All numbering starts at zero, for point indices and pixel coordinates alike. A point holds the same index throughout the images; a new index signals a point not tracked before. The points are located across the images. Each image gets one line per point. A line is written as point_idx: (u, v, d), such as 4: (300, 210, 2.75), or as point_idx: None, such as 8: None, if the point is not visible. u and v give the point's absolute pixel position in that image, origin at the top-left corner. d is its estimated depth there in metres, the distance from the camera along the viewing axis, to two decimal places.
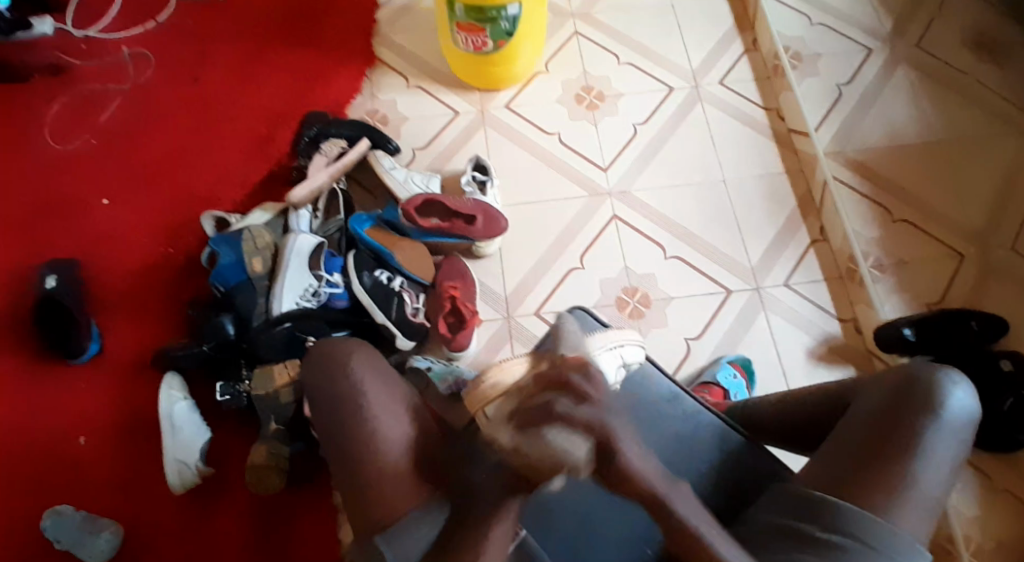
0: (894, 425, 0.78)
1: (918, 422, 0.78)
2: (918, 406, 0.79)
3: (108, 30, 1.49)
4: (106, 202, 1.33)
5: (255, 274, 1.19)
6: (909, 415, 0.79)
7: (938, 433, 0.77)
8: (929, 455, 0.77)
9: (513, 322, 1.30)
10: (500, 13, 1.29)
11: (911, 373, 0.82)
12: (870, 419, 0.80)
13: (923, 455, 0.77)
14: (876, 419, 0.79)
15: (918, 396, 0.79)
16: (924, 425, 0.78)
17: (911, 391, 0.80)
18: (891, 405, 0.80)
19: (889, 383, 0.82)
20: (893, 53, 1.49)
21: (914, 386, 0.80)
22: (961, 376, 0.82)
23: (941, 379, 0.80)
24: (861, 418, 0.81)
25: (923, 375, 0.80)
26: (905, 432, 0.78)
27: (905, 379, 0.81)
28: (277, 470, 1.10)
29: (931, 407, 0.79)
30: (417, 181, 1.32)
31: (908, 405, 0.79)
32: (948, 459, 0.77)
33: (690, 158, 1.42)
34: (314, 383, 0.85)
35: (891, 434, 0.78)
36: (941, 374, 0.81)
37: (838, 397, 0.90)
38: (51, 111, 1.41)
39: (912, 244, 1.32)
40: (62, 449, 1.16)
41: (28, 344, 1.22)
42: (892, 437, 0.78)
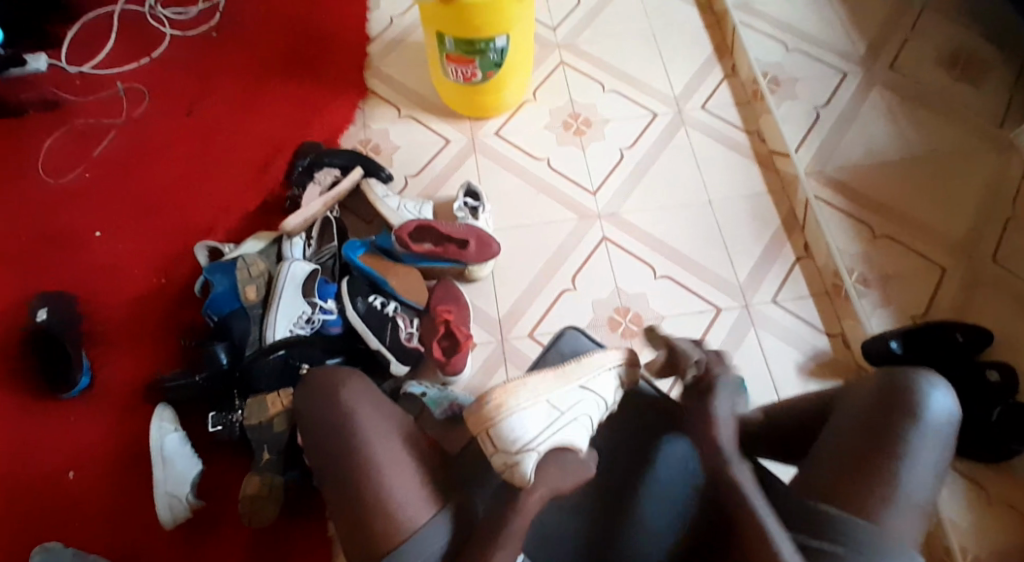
0: (878, 430, 0.80)
1: (900, 425, 0.79)
2: (900, 409, 0.80)
3: (102, 65, 1.53)
4: (99, 233, 1.37)
5: (249, 302, 1.24)
6: (891, 419, 0.80)
7: (921, 436, 0.79)
8: (913, 459, 0.78)
9: (507, 344, 1.31)
10: (488, 45, 1.33)
11: (891, 376, 0.84)
12: (855, 426, 0.81)
13: (907, 458, 0.78)
14: (859, 429, 0.81)
15: (899, 400, 0.81)
16: (907, 428, 0.79)
17: (893, 396, 0.81)
18: (874, 411, 0.81)
19: (870, 391, 0.83)
20: (868, 77, 1.56)
21: (894, 392, 0.82)
22: (940, 378, 0.83)
23: (920, 381, 0.81)
24: (848, 422, 0.82)
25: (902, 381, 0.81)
26: (889, 436, 0.79)
27: (885, 386, 0.82)
28: (270, 500, 1.14)
29: (913, 410, 0.80)
30: (410, 208, 1.36)
31: (890, 409, 0.80)
32: (933, 462, 0.79)
33: (677, 180, 1.46)
34: (309, 407, 0.88)
35: (876, 438, 0.79)
36: (921, 377, 0.82)
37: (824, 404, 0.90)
38: (45, 145, 1.45)
39: (894, 259, 1.37)
40: (54, 483, 1.19)
41: (21, 379, 1.26)
42: (877, 440, 0.79)
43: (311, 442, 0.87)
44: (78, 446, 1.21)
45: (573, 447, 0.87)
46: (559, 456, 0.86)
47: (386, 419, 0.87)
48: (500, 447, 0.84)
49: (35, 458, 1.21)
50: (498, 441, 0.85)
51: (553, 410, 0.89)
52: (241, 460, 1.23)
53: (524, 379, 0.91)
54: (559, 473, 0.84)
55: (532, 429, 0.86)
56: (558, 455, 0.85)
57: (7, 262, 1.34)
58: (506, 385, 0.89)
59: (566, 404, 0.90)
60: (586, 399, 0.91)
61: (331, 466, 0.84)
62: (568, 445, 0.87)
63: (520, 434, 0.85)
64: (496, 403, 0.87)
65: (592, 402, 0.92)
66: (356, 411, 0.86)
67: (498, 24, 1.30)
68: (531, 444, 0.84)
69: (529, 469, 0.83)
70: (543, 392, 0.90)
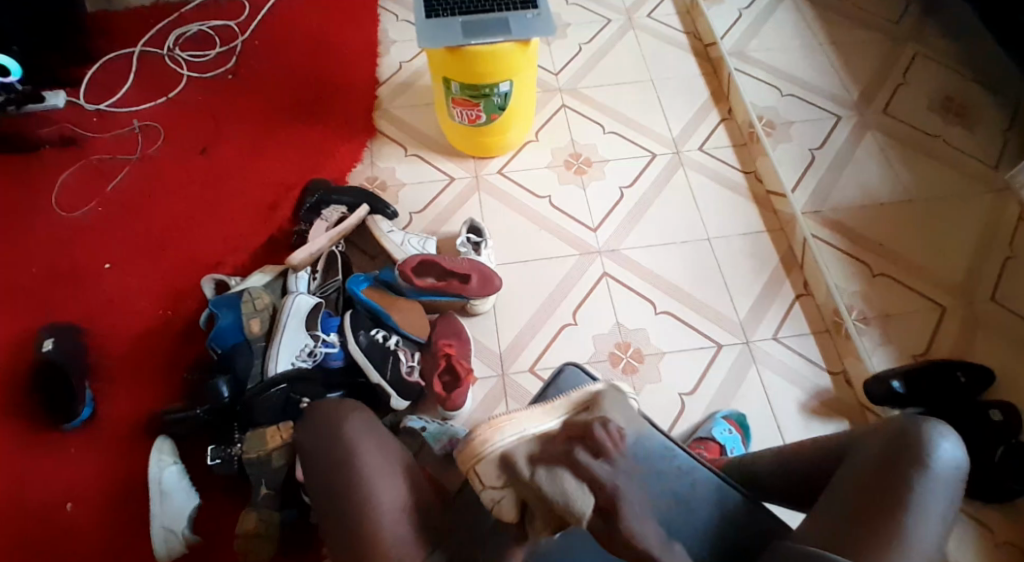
0: (886, 482, 0.80)
1: (908, 476, 0.79)
2: (908, 458, 0.80)
3: (118, 105, 1.58)
4: (109, 265, 1.40)
5: (252, 335, 1.25)
6: (899, 470, 0.80)
7: (928, 486, 0.79)
8: (921, 509, 0.78)
9: (507, 379, 1.32)
10: (493, 90, 1.38)
11: (899, 424, 0.84)
12: (863, 477, 0.82)
13: (916, 509, 0.78)
14: (867, 479, 0.81)
15: (906, 449, 0.81)
16: (915, 477, 0.79)
17: (902, 444, 0.82)
18: (882, 461, 0.81)
19: (879, 440, 0.84)
20: (862, 121, 1.59)
21: (903, 442, 0.82)
22: (950, 429, 0.83)
23: (928, 431, 0.82)
24: (857, 473, 0.83)
25: (911, 430, 0.82)
26: (897, 486, 0.79)
27: (895, 435, 0.83)
28: (266, 536, 1.14)
29: (920, 460, 0.80)
30: (414, 244, 1.37)
31: (897, 459, 0.81)
32: (941, 513, 0.78)
33: (676, 219, 1.48)
34: (307, 437, 0.89)
35: (882, 489, 0.80)
36: (929, 426, 0.82)
37: (832, 451, 0.90)
38: (59, 181, 1.48)
39: (894, 298, 1.38)
40: (51, 515, 1.18)
41: (22, 411, 1.26)
42: (883, 494, 0.79)
43: (311, 465, 0.87)
44: (76, 477, 1.21)
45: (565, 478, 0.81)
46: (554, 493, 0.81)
47: (382, 450, 0.87)
48: (488, 483, 0.79)
49: (34, 489, 1.20)
50: (486, 477, 0.79)
51: (548, 443, 0.82)
52: (240, 492, 1.22)
53: (514, 414, 0.82)
54: (551, 511, 0.80)
55: (522, 467, 0.79)
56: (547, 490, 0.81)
57: (17, 293, 1.36)
58: (496, 419, 0.81)
59: (567, 437, 0.83)
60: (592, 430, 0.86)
61: (331, 488, 0.84)
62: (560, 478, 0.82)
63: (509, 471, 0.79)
64: (484, 439, 0.80)
65: (593, 430, 0.86)
66: (353, 441, 0.86)
67: (502, 71, 1.34)
68: (519, 479, 0.80)
69: (515, 507, 0.81)
70: (535, 428, 0.81)
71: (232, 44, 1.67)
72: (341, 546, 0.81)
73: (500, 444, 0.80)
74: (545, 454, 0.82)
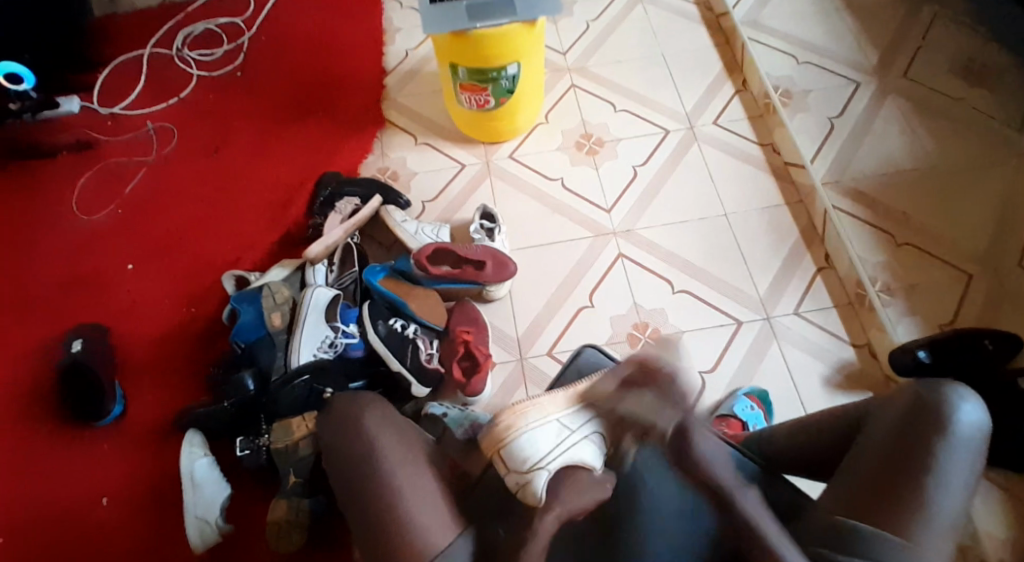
0: (906, 449, 0.79)
1: (930, 441, 0.78)
2: (927, 426, 0.79)
3: (134, 107, 1.60)
4: (132, 266, 1.43)
5: (274, 328, 1.26)
6: (920, 435, 0.79)
7: (952, 450, 0.78)
8: (943, 476, 0.77)
9: (526, 363, 1.32)
10: (499, 74, 1.37)
11: (917, 392, 0.83)
12: (882, 448, 0.80)
13: (938, 474, 0.77)
14: (888, 446, 0.80)
15: (926, 418, 0.80)
16: (936, 445, 0.78)
17: (923, 409, 0.81)
18: (901, 428, 0.80)
19: (900, 406, 0.82)
20: (881, 85, 1.55)
21: (925, 407, 0.81)
22: (972, 393, 0.82)
23: (948, 394, 0.81)
24: (874, 443, 0.81)
25: (933, 395, 0.81)
26: (915, 452, 0.78)
27: (915, 400, 0.82)
28: (296, 524, 1.16)
29: (942, 427, 0.79)
30: (428, 232, 1.38)
31: (917, 423, 0.80)
32: (964, 480, 0.77)
33: (692, 195, 1.47)
34: (328, 435, 0.89)
35: (904, 455, 0.78)
36: (948, 392, 0.81)
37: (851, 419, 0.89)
38: (81, 186, 1.51)
39: (918, 266, 1.35)
40: (88, 510, 1.22)
41: (56, 412, 1.30)
42: (904, 460, 0.78)
43: (329, 458, 0.88)
44: (110, 474, 1.25)
45: (585, 464, 0.88)
46: (573, 475, 0.87)
47: (399, 437, 0.88)
48: (512, 467, 0.87)
49: (70, 486, 1.24)
50: (510, 461, 0.88)
51: (564, 429, 0.91)
52: (267, 484, 1.25)
53: (536, 398, 0.94)
54: (573, 492, 0.85)
55: (543, 447, 0.88)
56: (570, 474, 0.87)
57: (44, 297, 1.40)
58: (517, 406, 0.93)
59: (577, 422, 0.92)
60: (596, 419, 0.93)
61: (348, 480, 0.85)
62: (581, 464, 0.88)
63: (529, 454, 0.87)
64: (507, 424, 0.92)
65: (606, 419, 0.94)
66: (370, 433, 0.87)
67: (508, 54, 1.33)
68: (541, 462, 0.86)
69: (540, 487, 0.85)
70: (552, 412, 0.93)
71: (241, 40, 1.68)
72: (360, 535, 0.82)
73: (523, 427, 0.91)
74: (563, 437, 0.90)
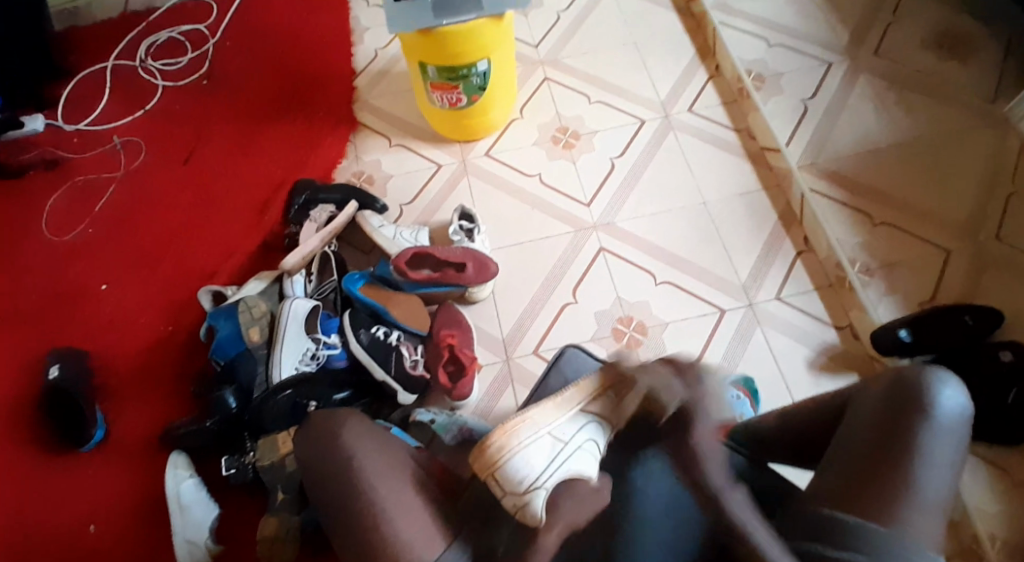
0: (889, 435, 0.79)
1: (914, 425, 0.79)
2: (911, 407, 0.80)
3: (98, 121, 1.57)
4: (106, 285, 1.40)
5: (253, 343, 1.24)
6: (904, 421, 0.79)
7: (935, 434, 0.78)
8: (927, 459, 0.77)
9: (513, 363, 1.31)
10: (470, 71, 1.35)
11: (899, 375, 0.83)
12: (868, 433, 0.80)
13: (922, 459, 0.77)
14: (873, 433, 0.80)
15: (908, 400, 0.80)
16: (920, 425, 0.79)
17: (905, 393, 0.81)
18: (885, 414, 0.80)
19: (882, 392, 0.83)
20: (853, 64, 1.55)
21: (906, 391, 0.81)
22: (952, 375, 0.83)
23: (929, 378, 0.81)
24: (859, 430, 0.81)
25: (913, 378, 0.81)
26: (901, 438, 0.78)
27: (896, 384, 0.82)
28: (287, 541, 1.15)
29: (925, 406, 0.79)
30: (406, 236, 1.36)
31: (901, 408, 0.80)
32: (948, 459, 0.78)
33: (670, 184, 1.46)
34: (312, 456, 0.86)
35: (888, 440, 0.79)
36: (929, 373, 0.82)
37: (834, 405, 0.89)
38: (49, 204, 1.48)
39: (897, 246, 1.36)
40: (76, 537, 1.20)
41: (37, 439, 1.28)
42: (888, 447, 0.78)
43: (318, 480, 0.86)
44: (96, 499, 1.23)
45: (581, 474, 0.90)
46: (572, 486, 0.89)
47: (386, 452, 0.86)
48: (507, 488, 0.87)
49: (57, 514, 1.22)
50: (504, 482, 0.87)
51: (556, 442, 0.93)
52: (257, 499, 1.23)
53: (526, 414, 0.96)
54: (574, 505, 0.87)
55: (535, 467, 0.89)
56: (569, 487, 0.89)
57: (18, 322, 1.37)
58: (507, 425, 0.94)
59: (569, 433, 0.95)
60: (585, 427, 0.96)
61: (335, 500, 0.83)
62: (577, 475, 0.89)
63: (525, 474, 0.88)
64: (497, 447, 0.91)
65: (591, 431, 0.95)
66: (355, 453, 0.85)
67: (478, 50, 1.31)
68: (538, 481, 0.87)
69: (538, 506, 0.85)
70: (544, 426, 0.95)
71: (204, 47, 1.64)
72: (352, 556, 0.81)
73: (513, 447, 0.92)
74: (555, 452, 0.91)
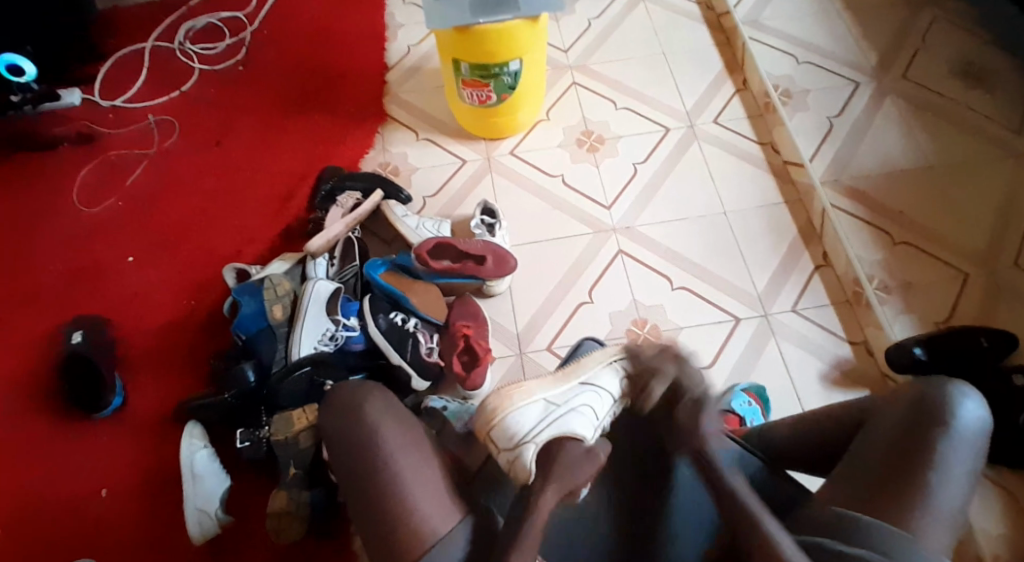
0: (908, 442, 0.80)
1: (933, 434, 0.80)
2: (930, 420, 0.81)
3: (135, 100, 1.61)
4: (132, 258, 1.43)
5: (275, 321, 1.26)
6: (923, 430, 0.80)
7: (953, 444, 0.79)
8: (945, 470, 0.78)
9: (526, 358, 1.33)
10: (502, 70, 1.38)
11: (921, 387, 0.84)
12: (885, 439, 0.81)
13: (940, 468, 0.78)
14: (892, 440, 0.81)
15: (929, 411, 0.81)
16: (939, 437, 0.79)
17: (925, 404, 0.82)
18: (904, 421, 0.82)
19: (900, 402, 0.84)
20: (880, 85, 1.57)
21: (925, 402, 0.82)
22: (971, 389, 0.84)
23: (950, 391, 0.82)
24: (877, 436, 0.83)
25: (934, 391, 0.82)
26: (919, 446, 0.79)
27: (916, 396, 0.83)
28: (297, 516, 1.16)
29: (942, 419, 0.80)
30: (429, 227, 1.38)
31: (919, 418, 0.81)
32: (964, 473, 0.79)
33: (692, 192, 1.48)
34: (331, 427, 0.89)
35: (906, 451, 0.80)
36: (951, 388, 0.83)
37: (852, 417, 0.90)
38: (81, 177, 1.51)
39: (916, 265, 1.36)
40: (85, 502, 1.22)
41: (54, 404, 1.30)
42: (905, 453, 0.79)
43: (335, 448, 0.87)
44: (108, 465, 1.25)
45: (574, 435, 0.90)
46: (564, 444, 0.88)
47: (403, 426, 0.87)
48: (501, 445, 0.89)
49: (69, 477, 1.24)
50: (499, 441, 0.90)
51: (550, 406, 0.94)
52: (266, 476, 1.25)
53: (523, 383, 0.97)
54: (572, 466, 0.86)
55: (529, 424, 0.91)
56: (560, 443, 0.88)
57: (45, 288, 1.40)
58: (504, 390, 0.95)
59: (563, 399, 0.95)
60: (585, 392, 0.95)
61: (352, 464, 0.85)
62: (571, 434, 0.90)
63: (517, 431, 0.90)
64: (495, 406, 0.93)
65: (595, 393, 0.96)
66: (376, 429, 0.86)
67: (511, 51, 1.34)
68: (529, 436, 0.89)
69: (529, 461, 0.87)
70: (539, 392, 0.96)
71: (243, 34, 1.68)
72: (361, 521, 0.83)
73: (511, 405, 0.93)
74: (549, 413, 0.92)
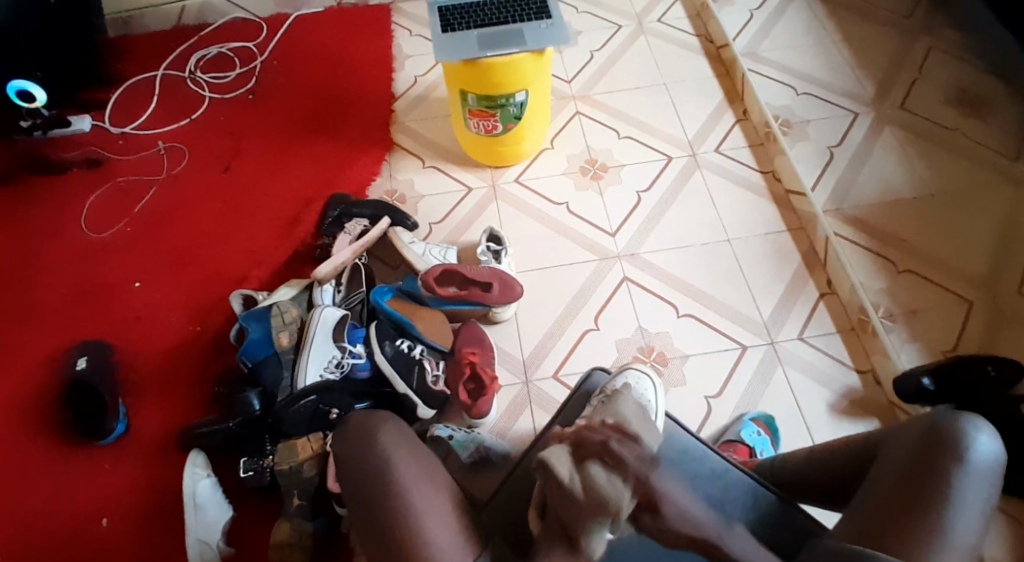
0: (923, 476, 0.79)
1: (946, 467, 0.79)
2: (944, 452, 0.80)
3: (143, 127, 1.62)
4: (138, 284, 1.42)
5: (282, 347, 1.26)
6: (936, 464, 0.80)
7: (968, 477, 0.78)
8: (960, 502, 0.77)
9: (532, 386, 1.32)
10: (508, 100, 1.39)
11: (931, 419, 0.84)
12: (902, 472, 0.81)
13: (956, 501, 0.77)
14: (907, 473, 0.80)
15: (943, 444, 0.80)
16: (953, 470, 0.79)
17: (937, 439, 0.81)
18: (919, 453, 0.81)
19: (913, 436, 0.83)
20: (879, 116, 1.59)
21: (938, 436, 0.81)
22: (984, 422, 0.83)
23: (964, 424, 0.81)
24: (892, 469, 0.82)
25: (947, 425, 0.81)
26: (934, 479, 0.79)
27: (928, 429, 0.82)
28: (299, 546, 1.14)
29: (957, 452, 0.79)
30: (435, 253, 1.39)
31: (932, 451, 0.80)
32: (980, 504, 0.78)
33: (696, 220, 1.49)
34: (346, 449, 0.87)
35: (920, 485, 0.79)
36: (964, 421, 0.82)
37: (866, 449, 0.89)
38: (88, 203, 1.52)
39: (920, 294, 1.37)
40: (85, 531, 1.20)
41: (55, 430, 1.28)
42: (921, 486, 0.79)
43: (347, 471, 0.86)
44: (110, 493, 1.23)
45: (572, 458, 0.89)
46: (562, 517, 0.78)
47: (415, 453, 0.87)
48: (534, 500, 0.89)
49: (70, 505, 1.22)
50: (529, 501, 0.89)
51: None
52: (271, 505, 1.23)
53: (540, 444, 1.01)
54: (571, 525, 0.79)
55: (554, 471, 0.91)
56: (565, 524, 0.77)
57: (49, 313, 1.39)
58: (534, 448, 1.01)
59: None
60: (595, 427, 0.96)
61: (365, 492, 0.84)
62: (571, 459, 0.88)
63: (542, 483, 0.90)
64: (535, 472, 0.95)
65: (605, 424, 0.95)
66: (390, 456, 0.85)
67: (516, 81, 1.36)
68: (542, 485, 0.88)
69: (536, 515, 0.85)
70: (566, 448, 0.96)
71: (251, 64, 1.71)
72: (375, 546, 0.81)
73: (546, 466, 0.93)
74: None
